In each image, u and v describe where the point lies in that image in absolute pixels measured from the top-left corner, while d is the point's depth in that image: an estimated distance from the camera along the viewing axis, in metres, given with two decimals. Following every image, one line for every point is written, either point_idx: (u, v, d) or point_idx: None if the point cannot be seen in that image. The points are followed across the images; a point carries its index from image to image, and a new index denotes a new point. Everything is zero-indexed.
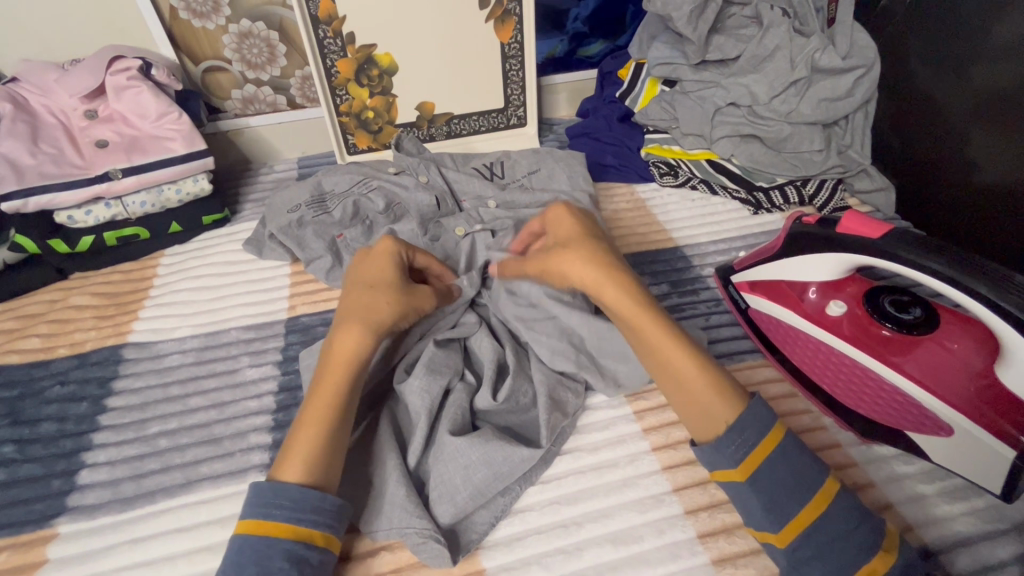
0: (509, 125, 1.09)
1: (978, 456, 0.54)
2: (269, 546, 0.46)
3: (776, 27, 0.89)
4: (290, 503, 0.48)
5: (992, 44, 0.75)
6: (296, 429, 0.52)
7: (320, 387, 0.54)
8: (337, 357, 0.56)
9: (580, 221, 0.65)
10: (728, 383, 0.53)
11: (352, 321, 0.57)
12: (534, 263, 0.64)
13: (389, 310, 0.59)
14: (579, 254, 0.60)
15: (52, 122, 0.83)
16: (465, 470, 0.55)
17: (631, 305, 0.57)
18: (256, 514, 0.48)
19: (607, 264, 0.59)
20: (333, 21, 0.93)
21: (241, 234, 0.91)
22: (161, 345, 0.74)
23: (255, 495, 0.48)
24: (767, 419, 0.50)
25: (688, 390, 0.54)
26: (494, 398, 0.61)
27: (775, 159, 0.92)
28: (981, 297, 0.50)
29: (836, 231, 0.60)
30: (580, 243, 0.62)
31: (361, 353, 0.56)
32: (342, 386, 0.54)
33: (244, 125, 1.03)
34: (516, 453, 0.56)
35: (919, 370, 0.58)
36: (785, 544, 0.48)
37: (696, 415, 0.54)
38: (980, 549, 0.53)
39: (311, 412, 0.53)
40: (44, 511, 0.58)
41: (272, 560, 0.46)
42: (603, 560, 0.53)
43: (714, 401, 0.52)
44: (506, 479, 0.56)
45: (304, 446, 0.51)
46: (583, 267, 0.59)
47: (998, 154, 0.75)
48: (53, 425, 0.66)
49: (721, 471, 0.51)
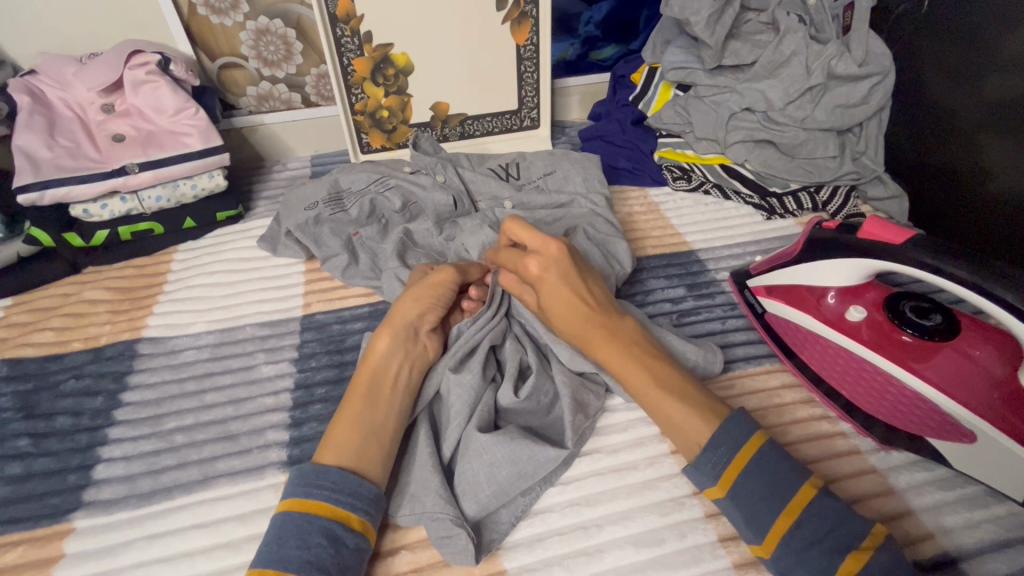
0: (523, 127, 1.09)
1: (1002, 463, 0.54)
2: (310, 523, 0.48)
3: (793, 33, 0.89)
4: (331, 484, 0.50)
5: (1004, 53, 0.75)
6: (333, 423, 0.55)
7: (353, 384, 0.57)
8: (369, 356, 0.59)
9: (555, 256, 0.63)
10: (702, 406, 0.55)
11: (383, 327, 0.61)
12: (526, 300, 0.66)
13: (411, 311, 0.62)
14: (563, 316, 0.61)
15: (69, 116, 0.83)
16: (489, 468, 0.55)
17: (609, 353, 0.59)
18: (297, 492, 0.49)
19: (585, 315, 0.61)
20: (351, 20, 0.93)
21: (255, 230, 0.91)
22: (176, 341, 0.74)
23: (299, 476, 0.50)
24: (746, 426, 0.52)
25: (666, 417, 0.55)
26: (516, 394, 0.61)
27: (790, 166, 0.93)
28: (1007, 304, 0.50)
29: (858, 236, 0.60)
30: (564, 303, 0.61)
31: (388, 352, 0.59)
32: (371, 380, 0.57)
33: (259, 122, 1.03)
34: (541, 452, 0.56)
35: (940, 377, 0.58)
36: (771, 552, 0.48)
37: (679, 444, 0.55)
38: (1000, 557, 0.53)
39: (346, 406, 0.56)
40: (59, 506, 0.58)
41: (311, 535, 0.47)
42: (625, 562, 0.53)
43: (694, 434, 0.53)
44: (530, 479, 0.56)
45: (340, 433, 0.54)
46: (566, 321, 0.61)
47: (1013, 163, 0.76)
48: (68, 419, 0.66)
49: (705, 489, 0.52)
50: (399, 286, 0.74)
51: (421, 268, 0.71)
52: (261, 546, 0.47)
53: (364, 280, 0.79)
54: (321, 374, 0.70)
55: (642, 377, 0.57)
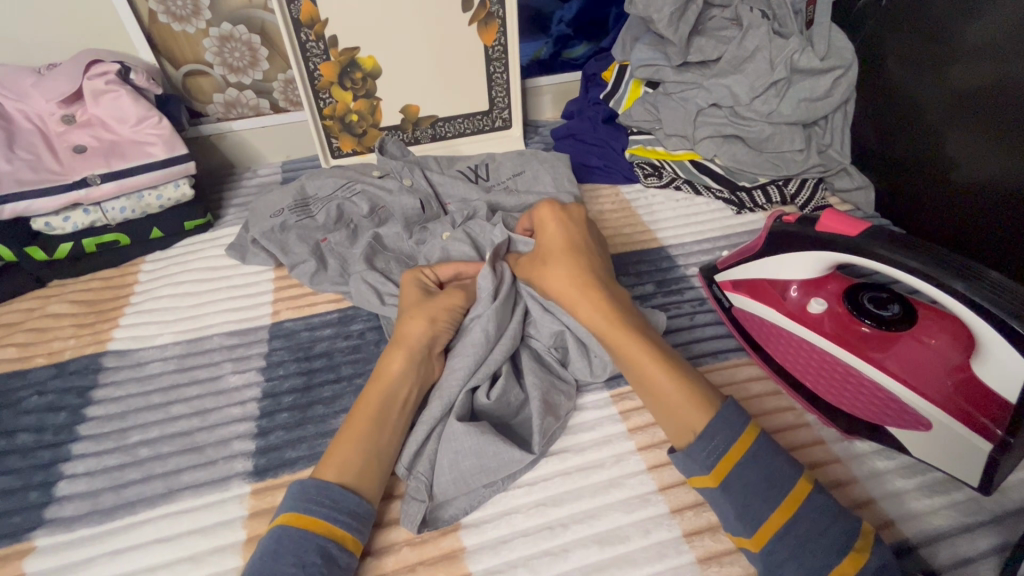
0: (494, 128, 1.09)
1: (957, 450, 0.55)
2: (306, 540, 0.48)
3: (756, 28, 0.90)
4: (331, 503, 0.50)
5: (964, 44, 0.76)
6: (336, 440, 0.55)
7: (359, 403, 0.57)
8: (380, 377, 0.59)
9: (563, 225, 0.69)
10: (699, 389, 0.54)
11: (396, 347, 0.61)
12: (521, 269, 0.68)
13: (423, 331, 0.62)
14: (553, 268, 0.64)
15: (29, 128, 0.82)
16: (455, 455, 0.56)
17: (606, 323, 0.60)
18: (297, 507, 0.49)
19: (584, 284, 0.62)
20: (316, 24, 0.93)
21: (224, 239, 0.90)
22: (141, 353, 0.73)
23: (299, 491, 0.50)
24: (738, 422, 0.51)
25: (661, 396, 0.55)
26: (489, 396, 0.61)
27: (757, 160, 0.93)
28: (955, 293, 0.50)
29: (816, 230, 0.61)
30: (556, 255, 0.66)
31: (399, 371, 0.59)
32: (383, 397, 0.57)
33: (227, 129, 1.02)
34: (507, 451, 0.57)
35: (899, 366, 0.59)
36: (761, 545, 0.48)
37: (670, 420, 0.55)
38: (959, 542, 0.54)
39: (352, 422, 0.56)
40: (20, 524, 0.57)
41: (307, 553, 0.47)
42: (590, 561, 0.53)
43: (686, 409, 0.53)
44: (493, 473, 0.56)
45: (344, 452, 0.54)
46: (560, 288, 0.63)
47: (972, 153, 0.77)
48: (30, 435, 0.65)
49: (697, 478, 0.52)
50: (366, 289, 0.74)
51: (413, 278, 0.69)
52: (257, 558, 0.47)
53: (332, 286, 0.79)
54: (289, 382, 0.70)
55: (627, 338, 0.58)
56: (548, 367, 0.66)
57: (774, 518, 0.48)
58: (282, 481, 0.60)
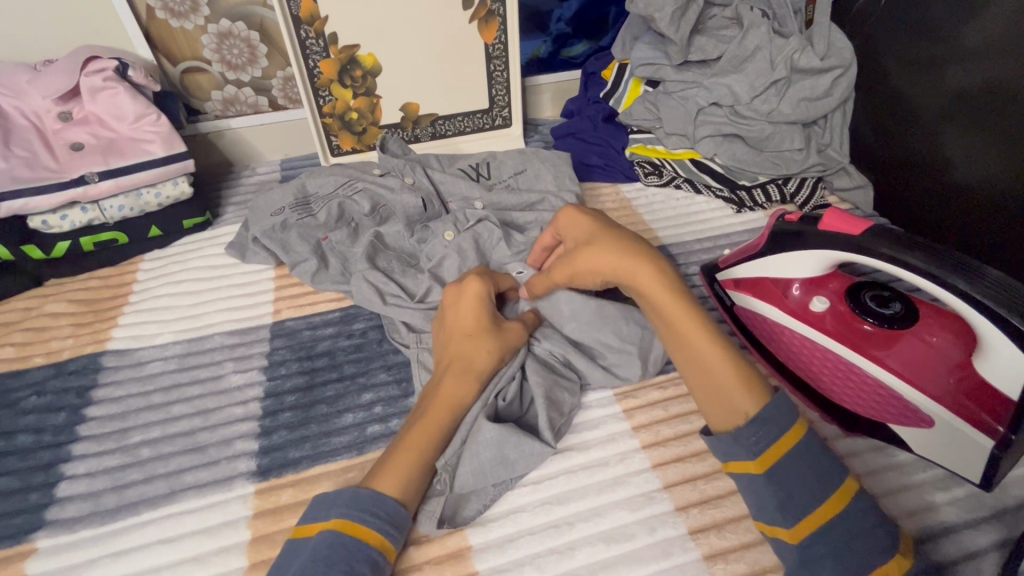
0: (494, 126, 1.09)
1: (959, 447, 0.55)
2: (357, 548, 0.48)
3: (757, 28, 0.90)
4: (383, 514, 0.50)
5: (962, 44, 0.76)
6: (395, 454, 0.54)
7: (423, 423, 0.56)
8: (443, 397, 0.57)
9: (597, 218, 0.67)
10: (754, 373, 0.54)
11: (461, 370, 0.59)
12: (562, 261, 0.65)
13: (493, 361, 0.60)
14: (605, 247, 0.62)
15: (25, 125, 0.81)
16: (477, 449, 0.57)
17: (667, 300, 0.58)
18: (348, 513, 0.49)
19: (631, 272, 0.60)
20: (316, 21, 0.92)
21: (223, 237, 0.89)
22: (142, 352, 0.73)
23: (352, 498, 0.50)
24: (790, 413, 0.51)
25: (716, 380, 0.55)
26: (501, 398, 0.61)
27: (757, 159, 0.93)
28: (957, 291, 0.51)
29: (819, 228, 0.61)
30: (602, 237, 0.64)
31: (466, 400, 0.58)
32: (445, 423, 0.56)
33: (225, 126, 1.02)
34: (530, 443, 0.58)
35: (901, 364, 0.59)
36: (798, 540, 0.48)
37: (720, 404, 0.54)
38: (961, 538, 0.55)
39: (415, 441, 0.54)
40: (21, 526, 0.57)
41: (359, 562, 0.47)
42: (596, 559, 0.53)
43: (740, 393, 0.53)
44: (513, 466, 0.58)
45: (406, 470, 0.53)
46: (612, 270, 0.61)
47: (970, 153, 0.78)
48: (30, 436, 0.64)
49: (738, 463, 0.51)
50: (368, 288, 0.73)
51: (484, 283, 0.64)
52: (303, 560, 0.47)
53: (333, 285, 0.78)
54: (291, 382, 0.69)
55: (689, 314, 0.57)
56: (548, 366, 0.65)
57: (818, 515, 0.48)
58: (286, 481, 0.60)
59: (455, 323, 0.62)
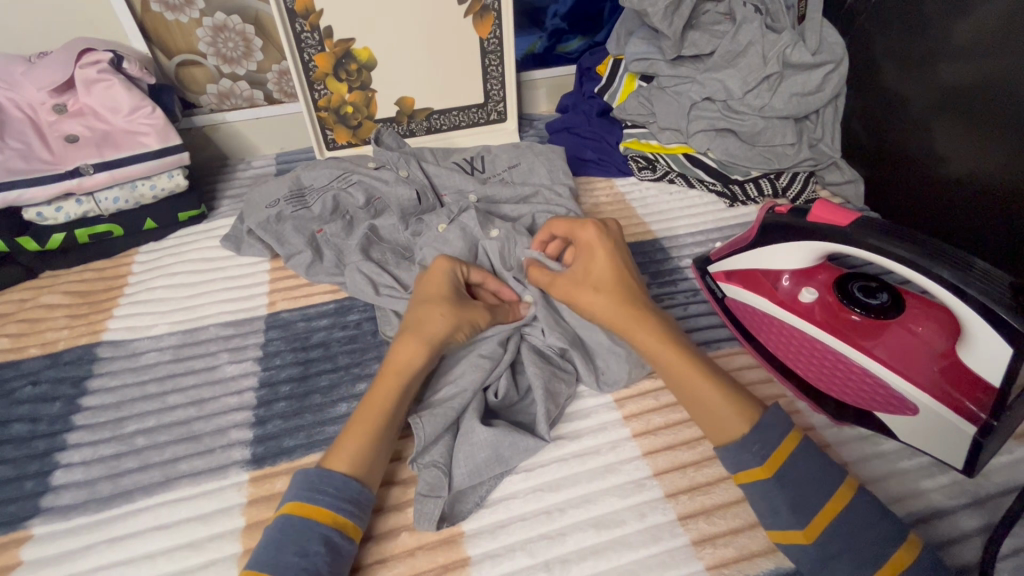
0: (489, 121, 1.10)
1: (943, 434, 0.56)
2: (309, 529, 0.48)
3: (749, 23, 0.91)
4: (333, 490, 0.50)
5: (952, 40, 0.77)
6: (345, 428, 0.55)
7: (373, 392, 0.56)
8: (393, 365, 0.58)
9: (606, 246, 0.65)
10: (746, 400, 0.55)
11: (412, 336, 0.59)
12: (562, 292, 0.64)
13: (444, 326, 0.60)
14: (599, 291, 0.62)
15: (18, 117, 0.81)
16: (469, 449, 0.57)
17: (664, 340, 0.58)
18: (299, 496, 0.50)
19: (633, 307, 0.60)
20: (311, 15, 0.92)
21: (218, 230, 0.89)
22: (136, 343, 0.73)
23: (305, 479, 0.50)
24: (785, 422, 0.52)
25: (706, 408, 0.55)
26: (495, 396, 0.63)
27: (750, 153, 0.94)
28: (943, 280, 0.52)
29: (809, 220, 0.61)
30: (601, 277, 0.63)
31: (412, 365, 0.57)
32: (395, 391, 0.56)
33: (221, 120, 1.02)
34: (522, 440, 0.59)
35: (888, 354, 0.60)
36: (813, 539, 0.47)
37: (711, 422, 0.55)
38: (944, 523, 0.56)
39: (363, 411, 0.55)
40: (16, 513, 0.57)
41: (310, 542, 0.47)
42: (586, 544, 0.54)
43: (730, 417, 0.53)
44: (506, 462, 0.58)
45: (353, 442, 0.53)
46: (611, 311, 0.60)
47: (958, 147, 0.78)
48: (25, 425, 0.65)
49: (748, 472, 0.51)
50: (364, 279, 0.74)
51: (448, 265, 0.65)
52: (261, 547, 0.47)
53: (328, 277, 0.79)
54: (286, 372, 0.70)
55: (681, 354, 0.57)
56: (546, 359, 0.67)
57: (826, 512, 0.48)
58: (279, 469, 0.60)
59: (413, 300, 0.64)
